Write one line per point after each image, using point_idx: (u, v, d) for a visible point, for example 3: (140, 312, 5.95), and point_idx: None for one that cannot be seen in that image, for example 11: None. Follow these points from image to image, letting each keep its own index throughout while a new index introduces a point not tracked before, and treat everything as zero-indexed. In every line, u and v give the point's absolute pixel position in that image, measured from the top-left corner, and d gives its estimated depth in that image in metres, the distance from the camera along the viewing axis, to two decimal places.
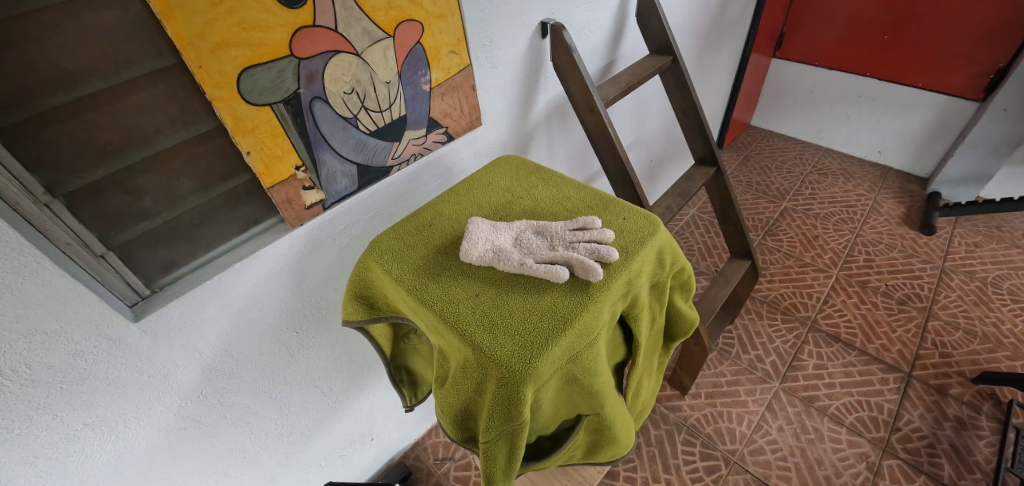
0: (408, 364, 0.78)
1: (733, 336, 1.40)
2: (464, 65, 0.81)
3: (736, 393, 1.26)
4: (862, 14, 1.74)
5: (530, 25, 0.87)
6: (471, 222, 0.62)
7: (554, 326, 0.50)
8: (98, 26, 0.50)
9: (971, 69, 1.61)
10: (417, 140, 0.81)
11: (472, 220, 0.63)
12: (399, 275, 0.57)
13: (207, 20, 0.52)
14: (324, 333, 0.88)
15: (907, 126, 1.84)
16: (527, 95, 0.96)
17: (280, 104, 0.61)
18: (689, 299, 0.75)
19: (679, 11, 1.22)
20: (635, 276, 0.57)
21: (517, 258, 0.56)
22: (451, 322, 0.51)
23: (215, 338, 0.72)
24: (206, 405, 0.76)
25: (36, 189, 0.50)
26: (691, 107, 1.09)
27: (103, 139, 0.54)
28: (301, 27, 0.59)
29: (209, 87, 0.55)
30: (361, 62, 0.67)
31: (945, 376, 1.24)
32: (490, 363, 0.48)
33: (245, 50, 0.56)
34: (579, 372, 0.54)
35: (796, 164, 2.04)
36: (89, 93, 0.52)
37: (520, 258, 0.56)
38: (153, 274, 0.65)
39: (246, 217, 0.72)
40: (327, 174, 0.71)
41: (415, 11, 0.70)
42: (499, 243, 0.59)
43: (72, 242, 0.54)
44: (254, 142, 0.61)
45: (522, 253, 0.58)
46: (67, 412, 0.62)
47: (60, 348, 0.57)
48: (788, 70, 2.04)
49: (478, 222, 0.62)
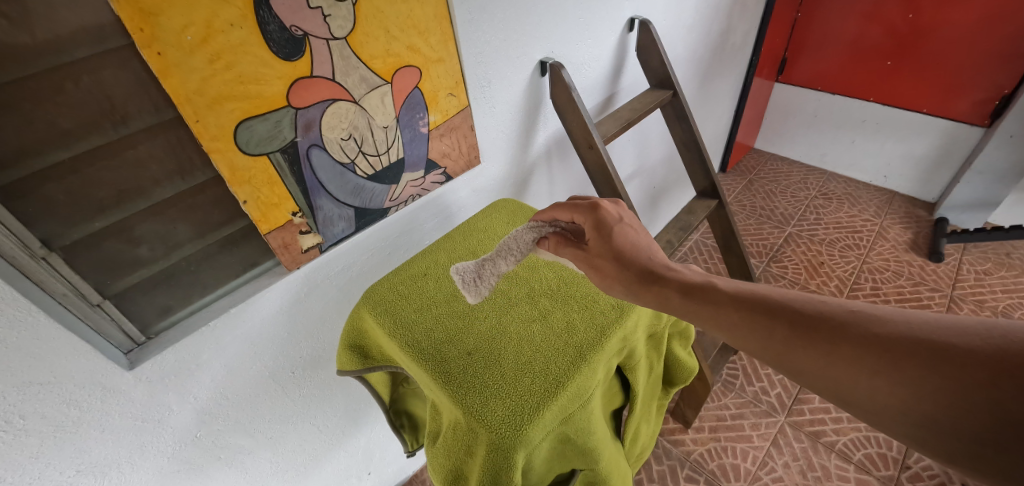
0: (409, 408, 0.78)
1: (738, 367, 1.39)
2: (463, 106, 0.81)
3: (740, 426, 1.25)
4: (864, 38, 1.73)
5: (529, 64, 0.87)
6: (458, 277, 0.59)
7: (546, 390, 0.49)
8: (97, 86, 0.51)
9: (976, 95, 1.60)
10: (415, 182, 0.81)
11: (453, 271, 0.60)
12: (390, 330, 0.58)
13: (204, 77, 0.53)
14: (321, 373, 0.87)
15: (913, 150, 1.83)
16: (527, 130, 0.96)
17: (277, 153, 0.62)
18: (688, 346, 0.74)
19: (679, 43, 1.22)
20: (630, 332, 0.57)
21: (517, 250, 0.59)
22: (443, 380, 0.51)
23: (210, 382, 0.71)
24: (201, 447, 0.75)
25: (33, 244, 0.51)
26: (692, 140, 1.10)
27: (101, 193, 0.55)
28: (299, 78, 0.59)
29: (206, 140, 0.55)
30: (359, 108, 0.67)
31: None
32: (480, 427, 0.47)
33: (242, 103, 0.56)
34: (572, 433, 0.53)
35: (801, 188, 2.03)
36: (86, 150, 0.52)
37: (521, 247, 0.59)
38: (149, 320, 0.65)
39: (243, 261, 0.72)
40: (324, 218, 0.71)
41: (414, 57, 0.70)
42: (489, 259, 0.59)
43: (68, 292, 0.54)
44: (251, 191, 0.62)
45: (514, 240, 0.60)
46: (61, 460, 0.61)
47: (53, 397, 0.56)
48: (791, 94, 2.04)
49: (461, 268, 0.60)
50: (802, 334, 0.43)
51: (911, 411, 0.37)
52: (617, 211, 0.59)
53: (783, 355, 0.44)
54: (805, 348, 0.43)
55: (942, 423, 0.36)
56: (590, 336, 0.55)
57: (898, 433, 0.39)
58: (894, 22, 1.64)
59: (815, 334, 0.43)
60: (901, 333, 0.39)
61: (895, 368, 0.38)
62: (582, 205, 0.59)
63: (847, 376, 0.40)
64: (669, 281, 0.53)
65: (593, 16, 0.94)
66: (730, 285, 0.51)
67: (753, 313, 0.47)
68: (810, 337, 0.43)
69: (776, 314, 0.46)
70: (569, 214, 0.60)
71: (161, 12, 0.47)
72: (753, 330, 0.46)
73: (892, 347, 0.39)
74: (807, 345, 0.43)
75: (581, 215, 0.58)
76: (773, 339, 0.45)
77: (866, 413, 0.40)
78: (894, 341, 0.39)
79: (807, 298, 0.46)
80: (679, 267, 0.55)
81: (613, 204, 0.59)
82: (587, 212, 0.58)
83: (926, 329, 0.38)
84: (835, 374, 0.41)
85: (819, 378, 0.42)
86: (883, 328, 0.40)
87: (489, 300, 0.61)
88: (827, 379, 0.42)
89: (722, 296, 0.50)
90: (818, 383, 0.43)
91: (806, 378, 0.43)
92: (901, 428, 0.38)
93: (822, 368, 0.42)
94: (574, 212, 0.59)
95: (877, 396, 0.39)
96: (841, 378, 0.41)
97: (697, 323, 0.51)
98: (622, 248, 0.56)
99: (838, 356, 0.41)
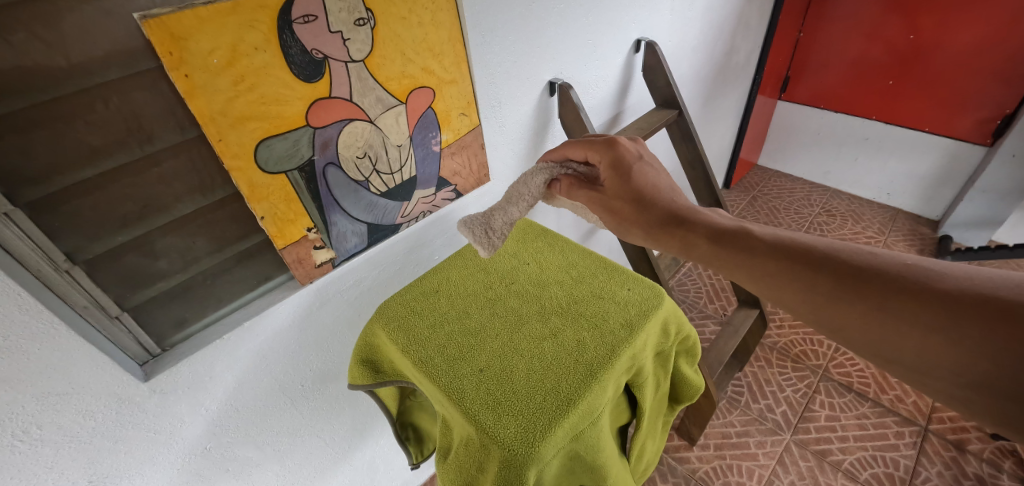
0: (415, 421, 0.78)
1: (743, 384, 1.38)
2: (474, 125, 0.83)
3: (746, 444, 1.24)
4: (866, 58, 1.76)
5: (539, 84, 0.89)
6: (469, 229, 0.57)
7: (558, 406, 0.50)
8: (125, 106, 0.52)
9: (977, 115, 1.62)
10: (426, 198, 0.83)
11: (461, 224, 0.57)
12: (404, 346, 0.59)
13: (228, 97, 0.54)
14: (330, 386, 0.88)
15: (915, 168, 1.85)
16: (536, 147, 0.99)
17: (295, 171, 0.64)
18: (695, 364, 0.75)
19: (684, 63, 1.25)
20: (639, 349, 0.58)
21: (528, 195, 0.61)
22: (456, 398, 0.52)
23: (222, 393, 0.72)
24: (210, 459, 0.76)
25: (58, 257, 0.52)
26: (697, 159, 1.14)
27: (124, 209, 0.56)
28: (318, 99, 0.61)
29: (227, 158, 0.57)
30: (375, 127, 0.69)
31: (963, 430, 1.22)
32: (493, 445, 0.48)
33: (263, 123, 0.58)
34: (582, 450, 0.54)
35: (804, 205, 2.05)
36: (113, 168, 0.54)
37: (531, 192, 0.62)
38: (165, 332, 0.66)
39: (258, 275, 0.73)
40: (337, 233, 0.73)
41: (428, 78, 0.72)
42: (499, 209, 0.59)
43: (89, 305, 0.56)
44: (268, 207, 0.64)
45: (524, 186, 0.62)
46: (73, 470, 0.62)
47: (70, 407, 0.58)
48: (794, 112, 2.06)
49: (469, 221, 0.57)
50: (847, 289, 0.47)
51: (955, 366, 0.41)
52: (636, 150, 0.64)
53: (823, 308, 0.48)
54: (852, 302, 0.47)
55: (997, 383, 0.39)
56: (601, 353, 0.56)
57: (940, 389, 0.43)
58: (895, 42, 1.67)
59: (854, 285, 0.47)
60: (961, 290, 0.42)
61: (952, 328, 0.41)
62: (596, 141, 0.65)
63: (881, 329, 0.45)
64: (695, 226, 0.59)
65: (601, 38, 0.96)
66: (768, 233, 0.55)
67: (794, 263, 0.51)
68: (849, 286, 0.47)
69: (820, 266, 0.49)
70: (583, 151, 0.65)
71: (190, 37, 0.49)
72: (789, 277, 0.51)
73: (953, 305, 0.41)
74: (855, 298, 0.46)
75: (595, 150, 0.64)
76: (813, 289, 0.49)
77: (910, 370, 0.44)
78: (953, 299, 0.42)
79: (850, 249, 0.50)
80: (702, 211, 0.61)
81: (631, 144, 0.64)
82: (601, 146, 0.64)
83: (992, 286, 0.40)
84: (881, 329, 0.45)
85: (862, 334, 0.47)
86: (940, 285, 0.43)
87: (499, 318, 0.62)
88: (869, 332, 0.46)
89: (759, 244, 0.55)
90: (853, 335, 0.47)
91: (841, 331, 0.48)
92: (946, 385, 0.42)
93: (859, 318, 0.46)
94: (588, 150, 0.65)
95: (927, 354, 0.43)
96: (886, 333, 0.45)
97: (735, 271, 0.56)
98: (642, 184, 0.61)
99: (886, 311, 0.45)
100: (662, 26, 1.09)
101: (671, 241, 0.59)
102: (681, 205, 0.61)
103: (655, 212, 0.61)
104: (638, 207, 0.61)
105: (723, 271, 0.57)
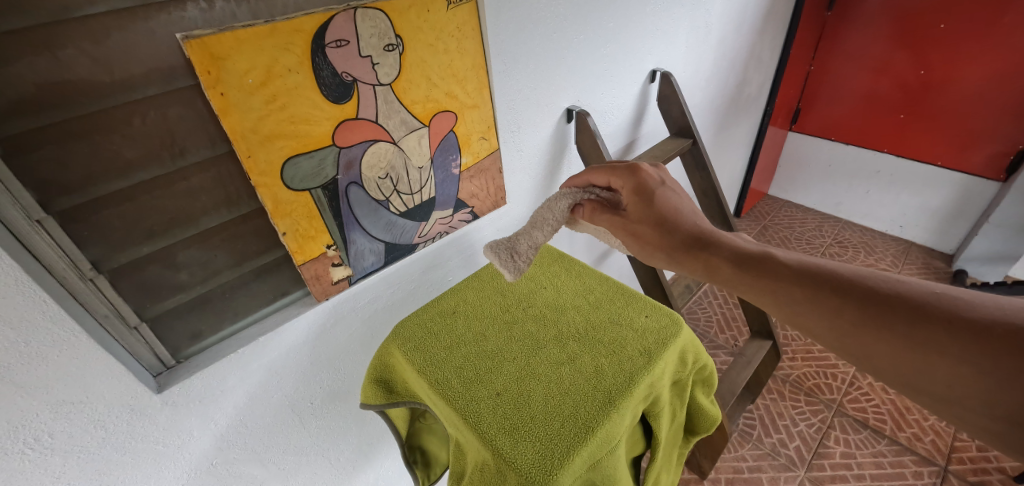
0: (423, 444, 0.77)
1: (755, 417, 1.35)
2: (493, 149, 0.84)
3: (758, 480, 1.21)
4: (877, 92, 1.78)
5: (557, 111, 0.91)
6: (495, 253, 0.58)
7: (578, 433, 0.50)
8: (161, 121, 0.53)
9: (989, 149, 1.62)
10: (443, 219, 0.84)
11: (486, 247, 0.59)
12: (421, 366, 0.59)
13: (260, 116, 0.56)
14: (338, 406, 0.87)
15: (928, 201, 1.85)
16: (551, 172, 1.00)
17: (318, 189, 0.65)
18: (711, 394, 0.74)
19: (698, 93, 1.27)
20: (657, 378, 0.57)
21: (552, 219, 0.62)
22: (473, 422, 0.52)
23: (232, 408, 0.72)
24: (214, 475, 0.75)
25: (84, 265, 0.53)
26: (711, 188, 1.15)
27: (152, 220, 0.57)
28: (345, 119, 0.63)
29: (255, 175, 0.59)
30: (397, 149, 0.71)
31: (984, 472, 1.18)
32: (510, 470, 0.47)
33: (291, 141, 0.60)
34: (600, 480, 0.52)
35: (815, 236, 2.05)
36: (144, 180, 0.55)
37: (556, 217, 0.63)
38: (179, 344, 0.66)
39: (274, 290, 0.73)
40: (356, 251, 0.74)
41: (451, 103, 0.74)
42: (524, 233, 0.61)
43: (109, 314, 0.57)
44: (290, 223, 0.65)
45: (548, 212, 0.63)
46: (79, 481, 0.62)
47: (83, 417, 0.57)
48: (804, 143, 2.08)
49: (495, 245, 0.59)
50: (873, 316, 0.47)
51: (989, 400, 0.40)
52: (657, 175, 0.64)
53: (849, 335, 0.48)
54: (878, 331, 0.46)
55: None
56: (618, 381, 0.55)
57: (971, 421, 0.42)
58: (905, 76, 1.69)
59: (879, 313, 0.46)
60: (992, 320, 0.41)
61: (982, 359, 0.40)
62: (618, 167, 0.66)
63: (909, 359, 0.44)
64: (718, 249, 0.59)
65: (618, 68, 0.98)
66: (793, 259, 0.55)
67: (818, 290, 0.51)
68: (876, 314, 0.46)
69: (846, 294, 0.49)
70: (606, 177, 0.66)
71: (227, 58, 0.51)
72: (813, 303, 0.51)
73: (981, 335, 0.41)
74: (880, 327, 0.46)
75: (618, 176, 0.65)
76: (837, 317, 0.49)
77: (941, 401, 0.44)
78: (984, 329, 0.41)
79: (877, 276, 0.49)
80: (724, 233, 0.61)
81: (653, 170, 0.65)
82: (624, 172, 0.65)
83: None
84: (908, 358, 0.44)
85: (889, 362, 0.46)
86: (971, 315, 0.42)
87: (518, 341, 0.62)
88: (896, 360, 0.45)
89: (783, 268, 0.54)
90: (880, 364, 0.47)
91: (868, 359, 0.48)
92: (978, 419, 0.41)
93: (886, 346, 0.46)
94: (611, 176, 0.66)
95: (955, 384, 0.42)
96: (913, 361, 0.44)
97: (758, 296, 0.55)
98: (662, 208, 0.61)
99: (914, 341, 0.44)
100: (677, 57, 1.12)
101: (693, 263, 0.59)
102: (705, 228, 0.61)
103: (678, 235, 0.61)
104: (660, 231, 0.61)
105: (747, 295, 0.57)
